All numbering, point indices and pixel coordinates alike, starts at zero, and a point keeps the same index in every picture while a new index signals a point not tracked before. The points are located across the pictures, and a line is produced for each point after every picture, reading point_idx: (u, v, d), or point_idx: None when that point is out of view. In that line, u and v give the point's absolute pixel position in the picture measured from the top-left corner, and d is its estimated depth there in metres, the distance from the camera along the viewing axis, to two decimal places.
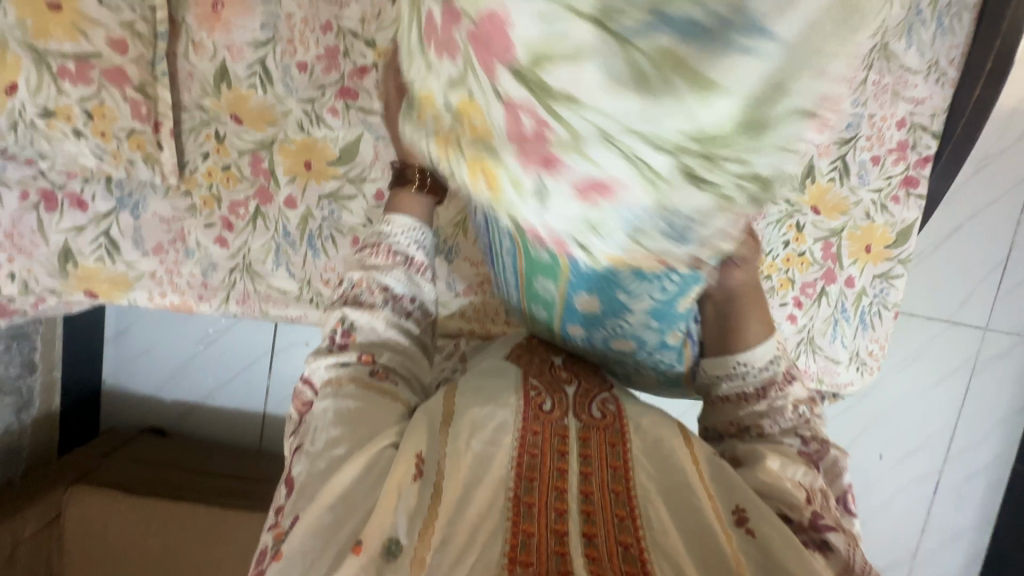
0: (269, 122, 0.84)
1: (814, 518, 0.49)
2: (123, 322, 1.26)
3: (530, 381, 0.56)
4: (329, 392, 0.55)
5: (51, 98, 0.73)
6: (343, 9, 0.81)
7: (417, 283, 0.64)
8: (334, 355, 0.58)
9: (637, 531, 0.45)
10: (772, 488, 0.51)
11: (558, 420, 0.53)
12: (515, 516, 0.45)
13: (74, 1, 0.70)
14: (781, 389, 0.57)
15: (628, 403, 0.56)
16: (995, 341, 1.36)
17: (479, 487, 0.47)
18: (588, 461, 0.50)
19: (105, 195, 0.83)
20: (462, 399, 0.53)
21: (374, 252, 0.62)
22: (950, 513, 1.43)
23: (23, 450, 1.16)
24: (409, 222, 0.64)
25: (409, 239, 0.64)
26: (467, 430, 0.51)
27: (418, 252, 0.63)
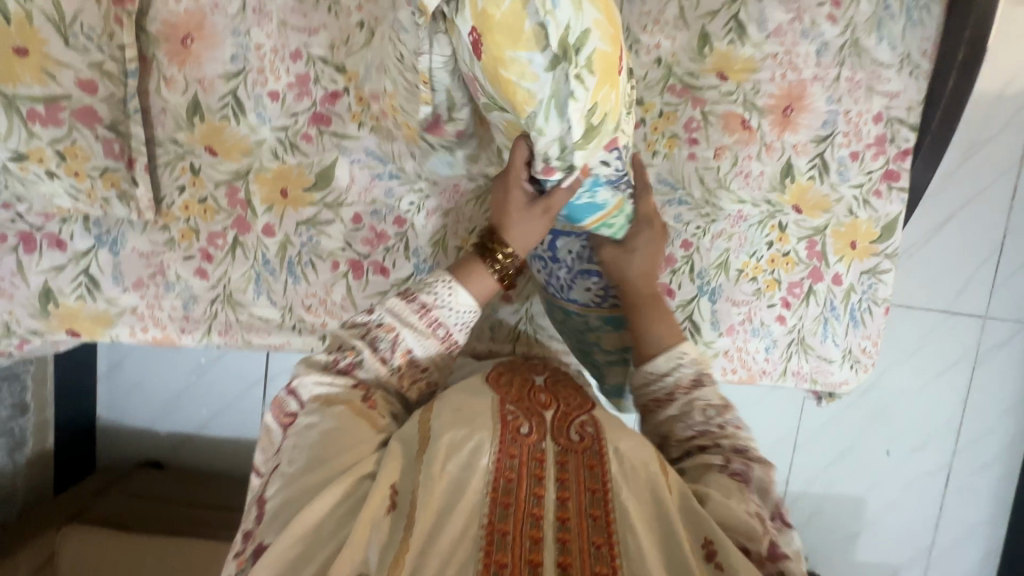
0: (243, 152, 0.84)
1: (772, 549, 0.50)
2: (115, 356, 1.26)
3: (509, 405, 0.56)
4: (315, 409, 0.57)
5: (23, 141, 0.73)
6: (312, 37, 0.81)
7: (439, 357, 0.65)
8: (329, 377, 0.60)
9: (613, 561, 0.44)
10: (734, 518, 0.51)
11: (536, 443, 0.53)
12: (488, 545, 0.44)
13: (41, 44, 0.71)
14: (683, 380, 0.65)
15: (607, 425, 0.56)
16: (995, 331, 1.34)
17: (452, 515, 0.46)
18: (564, 486, 0.49)
19: (83, 233, 0.83)
20: (439, 423, 0.53)
21: (419, 313, 0.63)
22: (963, 508, 1.40)
23: (17, 492, 1.16)
24: (470, 305, 0.65)
25: (456, 316, 0.65)
26: (443, 452, 0.50)
27: (457, 333, 0.65)
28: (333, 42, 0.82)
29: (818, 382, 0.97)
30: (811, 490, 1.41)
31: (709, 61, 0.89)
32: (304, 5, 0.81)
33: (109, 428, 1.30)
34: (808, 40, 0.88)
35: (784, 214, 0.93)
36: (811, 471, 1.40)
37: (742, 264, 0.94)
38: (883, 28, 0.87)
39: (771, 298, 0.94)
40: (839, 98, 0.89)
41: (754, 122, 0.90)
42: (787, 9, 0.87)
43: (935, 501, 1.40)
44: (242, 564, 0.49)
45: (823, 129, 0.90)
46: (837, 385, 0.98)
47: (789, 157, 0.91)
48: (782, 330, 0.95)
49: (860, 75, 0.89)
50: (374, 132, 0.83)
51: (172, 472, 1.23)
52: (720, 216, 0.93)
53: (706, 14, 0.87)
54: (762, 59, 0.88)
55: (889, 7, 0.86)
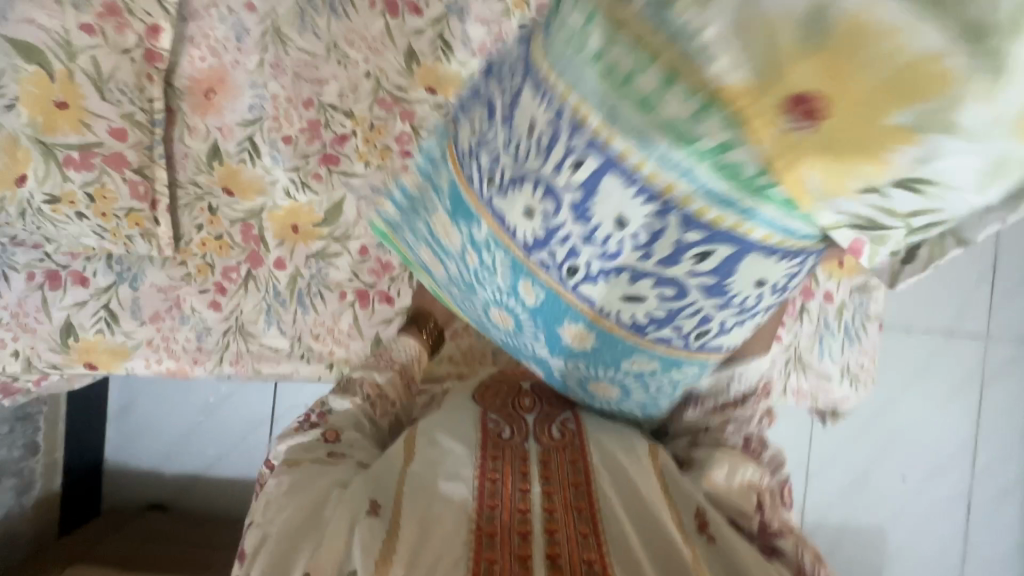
0: (258, 192, 0.90)
1: (763, 525, 0.55)
2: (125, 397, 1.28)
3: (491, 412, 0.58)
4: (282, 469, 0.58)
5: (57, 185, 0.79)
6: (323, 87, 0.89)
7: (402, 380, 0.72)
8: (300, 433, 0.65)
9: (601, 547, 0.46)
10: (721, 497, 0.57)
11: (519, 445, 0.55)
12: (477, 546, 0.45)
13: (79, 98, 0.78)
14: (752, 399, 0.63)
15: (588, 419, 0.57)
16: (999, 350, 1.34)
17: (439, 517, 0.47)
18: (548, 481, 0.51)
19: (106, 271, 0.88)
20: (418, 434, 0.55)
21: (366, 355, 0.77)
22: (988, 537, 1.36)
23: (22, 536, 1.15)
24: (400, 322, 0.80)
25: (403, 348, 0.76)
26: (425, 464, 0.52)
27: (409, 357, 0.75)
28: (342, 91, 0.89)
29: (818, 399, 0.98)
30: (827, 520, 1.37)
31: None
32: (316, 59, 0.89)
33: (116, 469, 1.30)
34: None
35: None
36: (826, 499, 1.36)
37: None
38: None
39: None
40: None
41: None
42: None
43: (958, 530, 1.36)
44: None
45: None
46: (838, 402, 0.99)
47: None
48: (780, 347, 0.96)
49: None
50: (380, 170, 0.90)
51: (175, 517, 1.22)
52: None
53: None
54: None
55: None
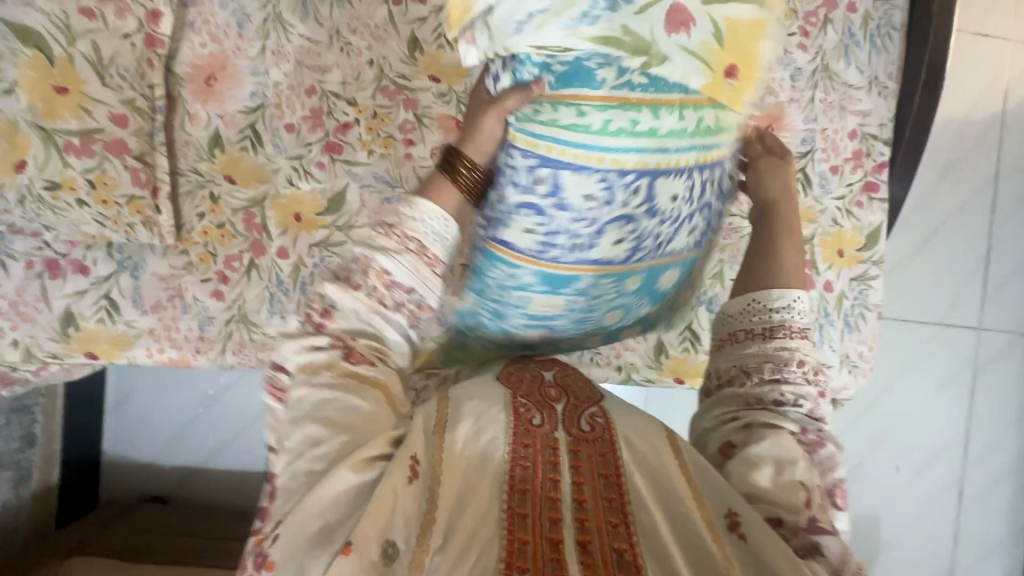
0: (261, 180, 0.89)
1: (811, 521, 0.50)
2: (123, 389, 1.27)
3: (521, 398, 0.56)
4: (304, 379, 0.57)
5: (57, 171, 0.78)
6: (326, 74, 0.89)
7: (425, 276, 0.63)
8: (307, 337, 0.59)
9: (630, 538, 0.46)
10: (766, 490, 0.52)
11: (548, 433, 0.53)
12: (509, 525, 0.46)
13: (80, 83, 0.77)
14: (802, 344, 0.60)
15: (616, 414, 0.57)
16: (992, 341, 1.37)
17: (474, 495, 0.48)
18: (579, 472, 0.50)
19: (106, 259, 0.87)
20: (453, 409, 0.54)
21: (386, 234, 0.63)
22: (980, 524, 1.38)
23: (19, 529, 1.14)
24: (436, 211, 0.64)
25: (429, 229, 0.63)
26: (458, 439, 0.51)
27: (434, 244, 0.63)
28: (345, 79, 0.89)
29: (819, 388, 0.99)
30: None
31: None
32: (318, 46, 0.89)
33: (115, 461, 1.29)
34: (782, 66, 0.95)
35: None
36: None
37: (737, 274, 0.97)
38: (850, 54, 0.95)
39: None
40: (815, 117, 0.96)
41: None
42: None
43: (952, 517, 1.38)
44: (261, 540, 0.48)
45: (802, 146, 0.96)
46: (837, 390, 1.00)
47: None
48: None
49: (833, 96, 0.96)
50: (384, 159, 0.90)
51: (175, 509, 1.22)
52: None
53: None
54: None
55: (855, 35, 0.94)
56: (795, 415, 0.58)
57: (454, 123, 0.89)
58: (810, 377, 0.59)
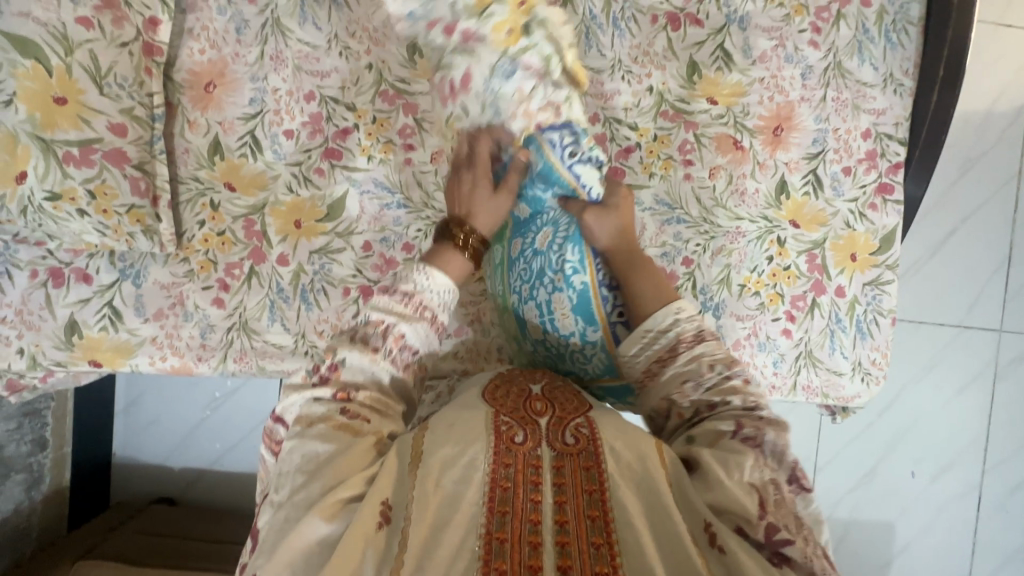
0: (260, 187, 0.89)
1: (768, 534, 0.47)
2: (132, 393, 1.28)
3: (504, 416, 0.56)
4: (297, 432, 0.54)
5: (57, 181, 0.78)
6: (324, 79, 0.88)
7: (433, 341, 0.64)
8: (312, 389, 0.58)
9: (613, 560, 0.44)
10: (725, 502, 0.49)
11: (531, 451, 0.52)
12: (486, 554, 0.44)
13: (78, 93, 0.77)
14: (687, 346, 0.64)
15: (602, 426, 0.56)
16: (1013, 344, 1.32)
17: (449, 525, 0.46)
18: (562, 491, 0.49)
19: (109, 268, 0.88)
20: (429, 441, 0.52)
21: (403, 301, 0.62)
22: (1000, 532, 1.35)
23: (32, 530, 1.16)
24: (446, 284, 0.65)
25: (440, 298, 0.65)
26: (436, 469, 0.50)
27: (444, 314, 0.65)
28: (344, 83, 0.88)
29: (830, 396, 0.96)
30: (836, 515, 1.36)
31: (698, 87, 0.93)
32: (317, 51, 0.88)
33: (124, 463, 1.31)
34: (793, 64, 0.92)
35: (781, 229, 0.95)
36: (835, 495, 1.35)
37: (744, 279, 0.95)
38: (864, 50, 0.91)
39: (775, 312, 0.95)
40: (827, 116, 0.93)
41: (746, 142, 0.94)
42: (769, 36, 0.92)
43: (970, 525, 1.34)
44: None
45: (814, 147, 0.93)
46: (849, 399, 0.97)
47: (783, 174, 0.94)
48: (788, 344, 0.95)
49: (846, 95, 0.92)
50: (384, 164, 0.89)
51: (183, 510, 1.23)
52: (719, 232, 0.95)
53: (692, 45, 0.92)
54: (749, 84, 0.93)
55: (869, 31, 0.90)
56: (729, 412, 0.59)
57: None
58: (725, 372, 0.62)
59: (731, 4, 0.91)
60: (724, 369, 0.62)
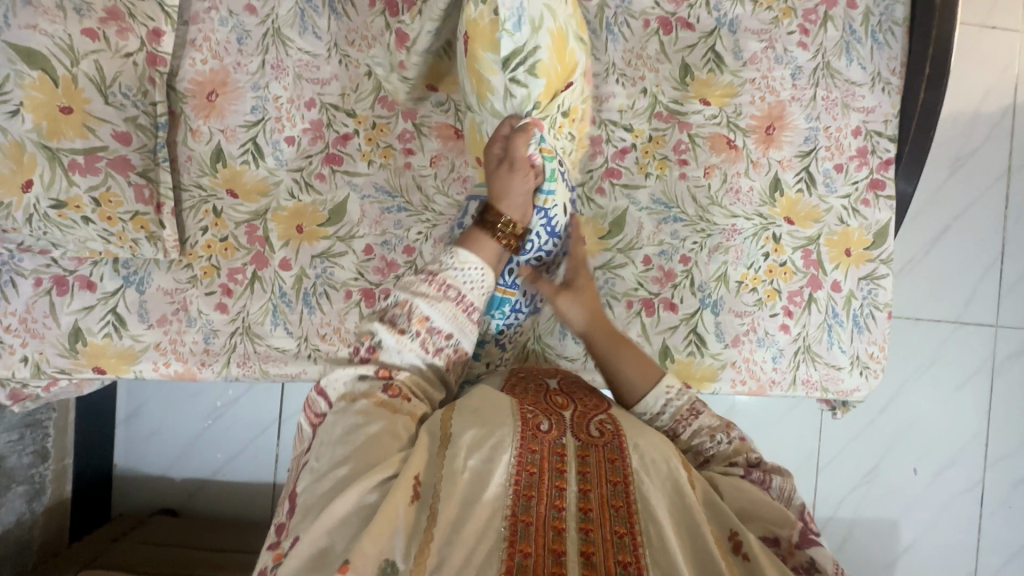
0: (262, 193, 0.90)
1: (801, 538, 0.51)
2: (134, 403, 1.28)
3: (527, 405, 0.57)
4: (342, 405, 0.56)
5: (62, 190, 0.79)
6: (324, 87, 0.90)
7: (462, 323, 0.64)
8: (352, 367, 0.60)
9: (636, 549, 0.45)
10: (755, 508, 0.53)
11: (556, 439, 0.53)
12: (512, 534, 0.45)
13: (83, 102, 0.78)
14: (686, 424, 0.63)
15: (626, 422, 0.57)
16: (1009, 339, 1.33)
17: (478, 505, 0.46)
18: (586, 478, 0.50)
19: (112, 275, 0.89)
20: (460, 421, 0.53)
21: (427, 280, 0.64)
22: (1004, 529, 1.35)
23: (33, 543, 1.15)
24: (476, 262, 0.65)
25: (465, 276, 0.65)
26: (466, 447, 0.50)
27: (471, 292, 0.65)
28: (344, 91, 0.90)
29: (829, 390, 0.97)
30: (842, 514, 1.35)
31: (690, 89, 0.96)
32: (317, 59, 0.90)
33: (126, 474, 1.30)
34: (782, 65, 0.94)
35: (777, 226, 0.96)
36: (839, 493, 1.35)
37: (741, 276, 0.96)
38: (851, 50, 0.93)
39: (773, 308, 0.96)
40: (817, 115, 0.95)
41: (739, 141, 0.95)
42: (759, 39, 0.94)
43: (973, 521, 1.35)
44: (278, 557, 0.47)
45: (806, 145, 0.95)
46: (849, 392, 0.98)
47: (776, 172, 0.96)
48: (787, 339, 0.96)
49: (835, 94, 0.94)
50: (384, 169, 0.91)
51: (188, 521, 1.23)
52: (715, 230, 0.96)
53: (684, 48, 0.95)
54: (740, 85, 0.95)
55: (856, 31, 0.93)
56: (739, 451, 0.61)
57: (453, 132, 0.91)
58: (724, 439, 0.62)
59: (722, 8, 0.94)
60: (723, 436, 0.62)
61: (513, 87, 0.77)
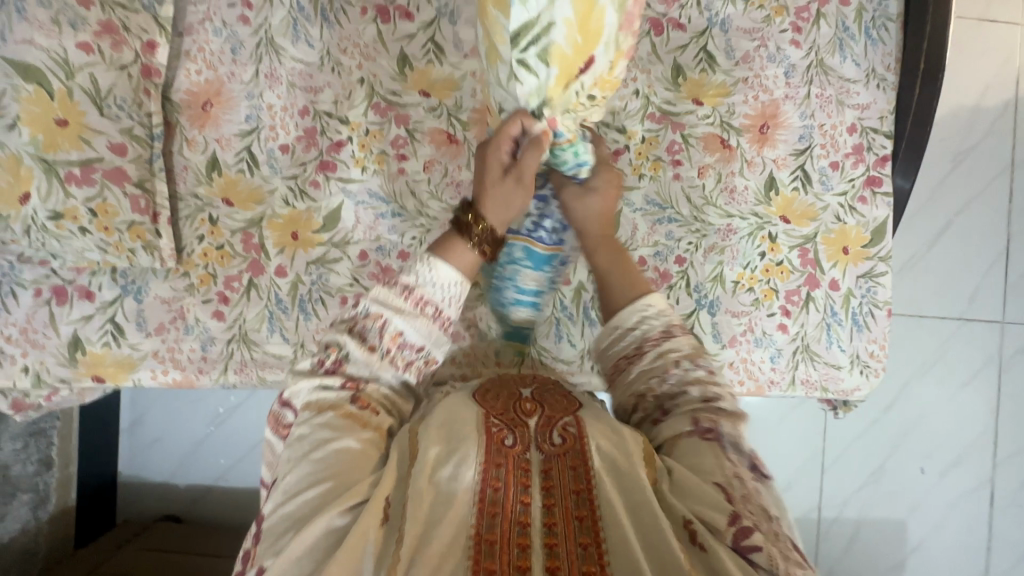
0: (257, 202, 0.91)
1: (737, 540, 0.47)
2: (136, 411, 1.28)
3: (493, 417, 0.55)
4: (307, 419, 0.56)
5: (60, 201, 0.80)
6: (318, 95, 0.91)
7: (436, 337, 0.63)
8: (319, 378, 0.59)
9: (601, 559, 0.45)
10: (704, 501, 0.50)
11: (520, 453, 0.52)
12: (476, 554, 0.45)
13: (79, 115, 0.79)
14: (654, 344, 0.63)
15: (591, 423, 0.55)
16: (1016, 336, 1.31)
17: (443, 521, 0.46)
18: (550, 493, 0.50)
19: (111, 284, 0.89)
20: (425, 436, 0.52)
21: (402, 294, 0.61)
22: (1014, 529, 1.33)
23: (38, 551, 1.16)
24: (452, 278, 0.63)
25: (443, 292, 0.62)
26: (431, 465, 0.50)
27: (449, 308, 0.63)
28: (337, 98, 0.91)
29: (829, 390, 0.96)
30: (847, 514, 1.34)
31: (683, 89, 0.95)
32: (310, 68, 0.90)
33: (128, 482, 1.31)
34: (775, 63, 0.94)
35: (772, 225, 0.95)
36: (844, 493, 1.33)
37: (737, 276, 0.96)
38: (845, 47, 0.93)
39: (771, 307, 0.95)
40: (812, 113, 0.94)
41: (733, 141, 0.95)
42: (751, 38, 0.94)
43: (982, 521, 1.33)
44: None
45: (800, 143, 0.95)
46: (849, 392, 0.97)
47: (771, 171, 0.95)
48: (785, 338, 0.95)
49: (830, 91, 0.94)
50: (377, 175, 0.91)
51: (189, 527, 1.23)
52: (711, 230, 0.96)
53: (676, 48, 0.95)
54: (733, 84, 0.95)
55: (849, 28, 0.92)
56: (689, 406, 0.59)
57: (445, 136, 0.90)
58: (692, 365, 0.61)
59: (713, 8, 0.94)
60: (688, 367, 0.61)
61: (526, 71, 0.61)
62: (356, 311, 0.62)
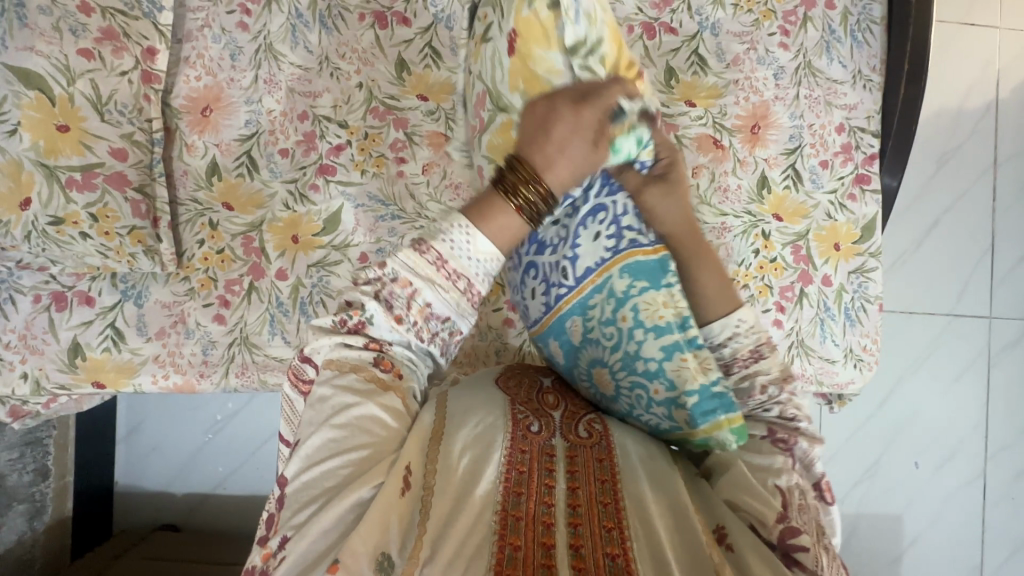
0: (258, 206, 0.92)
1: (783, 536, 0.49)
2: (134, 419, 1.28)
3: (519, 404, 0.57)
4: (330, 378, 0.55)
5: (61, 207, 0.80)
6: (317, 99, 0.92)
7: (463, 312, 0.58)
8: (340, 336, 0.56)
9: (624, 542, 0.45)
10: (747, 498, 0.52)
11: (546, 439, 0.54)
12: (501, 529, 0.45)
13: (80, 121, 0.80)
14: (743, 365, 0.60)
15: (615, 424, 0.59)
16: (1003, 330, 1.34)
17: (468, 499, 0.47)
18: (574, 477, 0.51)
19: (111, 289, 0.90)
20: (452, 420, 0.54)
21: (435, 265, 0.55)
22: (1008, 521, 1.35)
23: (34, 562, 1.15)
24: (493, 254, 0.56)
25: (478, 267, 0.56)
26: (457, 447, 0.51)
27: (483, 285, 0.57)
28: (336, 103, 0.92)
29: (824, 384, 0.98)
30: (845, 509, 1.35)
31: (676, 91, 0.97)
32: (309, 73, 0.92)
33: (126, 491, 1.30)
34: (764, 66, 0.96)
35: (766, 223, 0.97)
36: (842, 488, 1.35)
37: (733, 273, 0.97)
38: (832, 49, 0.95)
39: (766, 303, 0.97)
40: (801, 113, 0.97)
41: (725, 141, 0.97)
42: (741, 41, 0.96)
43: (976, 513, 1.35)
44: (267, 555, 0.47)
45: (790, 143, 0.97)
46: (843, 385, 0.99)
47: (763, 170, 0.97)
48: (780, 334, 0.97)
49: (818, 92, 0.96)
50: (377, 178, 0.92)
51: (191, 535, 1.23)
52: (706, 229, 0.97)
53: (668, 52, 0.97)
54: (725, 86, 0.97)
55: (835, 31, 0.95)
56: (763, 419, 0.60)
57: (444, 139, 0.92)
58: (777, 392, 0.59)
59: (703, 12, 0.96)
60: (776, 392, 0.59)
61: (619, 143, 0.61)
62: (381, 272, 0.56)
